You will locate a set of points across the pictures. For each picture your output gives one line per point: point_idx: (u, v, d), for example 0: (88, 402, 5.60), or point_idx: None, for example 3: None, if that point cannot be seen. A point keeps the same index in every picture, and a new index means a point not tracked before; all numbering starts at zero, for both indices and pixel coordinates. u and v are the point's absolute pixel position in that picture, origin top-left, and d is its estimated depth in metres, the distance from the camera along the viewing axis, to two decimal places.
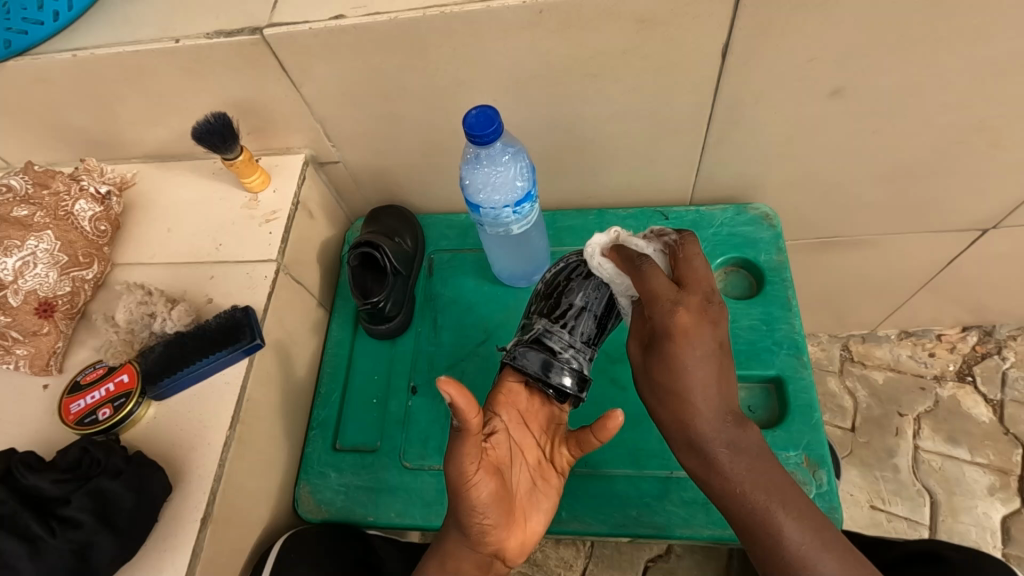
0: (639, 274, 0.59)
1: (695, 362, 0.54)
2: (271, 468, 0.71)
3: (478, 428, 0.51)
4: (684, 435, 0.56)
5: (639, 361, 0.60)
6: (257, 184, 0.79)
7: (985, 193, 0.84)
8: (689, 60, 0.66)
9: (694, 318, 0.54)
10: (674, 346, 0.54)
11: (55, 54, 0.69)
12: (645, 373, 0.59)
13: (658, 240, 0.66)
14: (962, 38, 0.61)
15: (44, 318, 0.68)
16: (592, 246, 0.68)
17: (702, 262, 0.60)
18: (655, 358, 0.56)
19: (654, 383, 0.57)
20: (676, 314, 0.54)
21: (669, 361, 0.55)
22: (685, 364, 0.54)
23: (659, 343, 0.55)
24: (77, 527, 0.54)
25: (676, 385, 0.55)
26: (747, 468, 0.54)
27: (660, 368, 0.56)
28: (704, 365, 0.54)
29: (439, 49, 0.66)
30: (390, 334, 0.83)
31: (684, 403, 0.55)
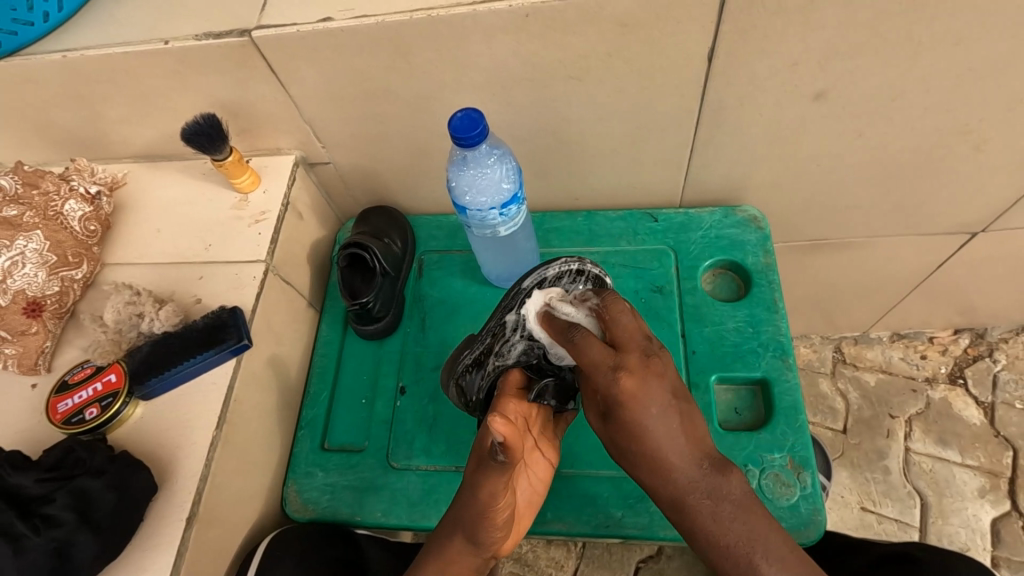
0: (577, 351, 0.53)
1: (655, 417, 0.52)
2: (258, 468, 0.71)
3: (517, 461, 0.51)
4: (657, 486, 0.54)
5: (603, 433, 0.56)
6: (247, 185, 0.79)
7: (973, 196, 0.84)
8: (674, 64, 0.66)
9: (638, 380, 0.51)
10: (626, 410, 0.51)
11: (45, 55, 0.69)
12: (609, 440, 0.56)
13: (583, 304, 0.60)
14: (945, 43, 0.62)
15: (32, 317, 0.68)
16: (528, 311, 0.62)
17: (630, 317, 0.55)
18: (615, 427, 0.53)
19: (623, 451, 0.55)
20: (619, 382, 0.51)
21: (631, 423, 0.52)
22: (641, 417, 0.51)
23: (614, 411, 0.52)
24: (59, 525, 0.54)
25: (645, 449, 0.53)
26: (729, 512, 0.52)
27: (626, 435, 0.53)
28: (659, 415, 0.52)
29: (426, 52, 0.66)
30: (378, 335, 0.83)
31: (649, 457, 0.53)
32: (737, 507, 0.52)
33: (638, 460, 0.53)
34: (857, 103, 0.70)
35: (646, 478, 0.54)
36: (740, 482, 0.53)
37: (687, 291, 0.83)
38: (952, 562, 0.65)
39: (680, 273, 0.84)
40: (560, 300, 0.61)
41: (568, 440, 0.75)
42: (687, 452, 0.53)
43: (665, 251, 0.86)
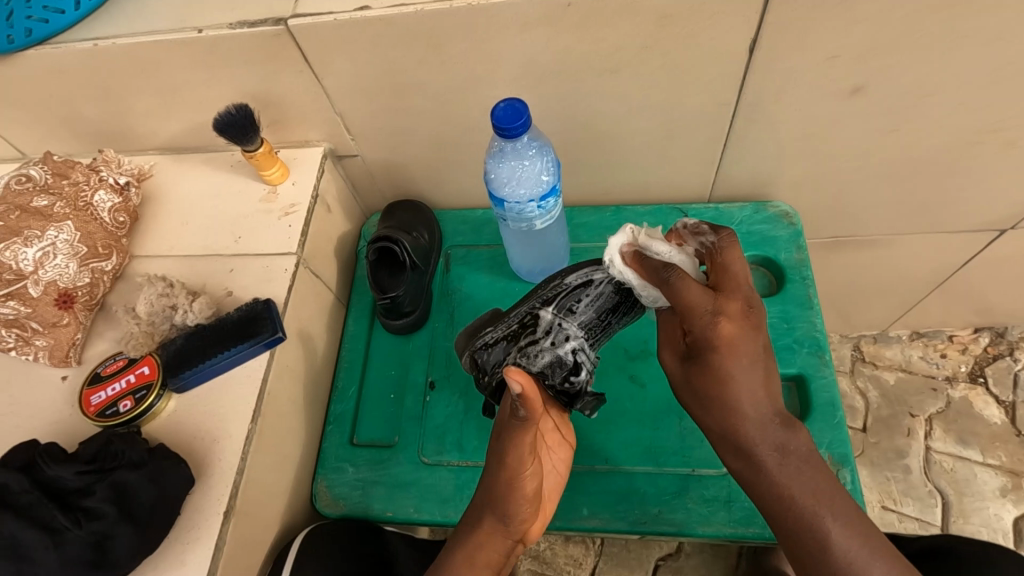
0: (671, 288, 0.57)
1: (744, 367, 0.55)
2: (289, 462, 0.70)
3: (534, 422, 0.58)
4: (720, 429, 0.57)
5: (677, 372, 0.61)
6: (277, 177, 0.78)
7: (1005, 194, 0.84)
8: (714, 56, 0.65)
9: (738, 326, 0.55)
10: (723, 360, 0.55)
11: (75, 43, 0.68)
12: (682, 380, 0.60)
13: (692, 239, 0.64)
14: (991, 36, 0.61)
15: (64, 309, 0.68)
16: (611, 249, 0.63)
17: (741, 265, 0.59)
18: (696, 369, 0.58)
19: (695, 392, 0.59)
20: (718, 324, 0.55)
21: (720, 371, 0.56)
22: (734, 359, 0.55)
23: (702, 352, 0.56)
24: (100, 518, 0.54)
25: (727, 398, 0.56)
26: (796, 468, 0.55)
27: (707, 376, 0.57)
28: (749, 370, 0.56)
29: (465, 43, 0.65)
30: (406, 329, 0.82)
31: (730, 407, 0.56)
32: (803, 463, 0.55)
33: (713, 407, 0.57)
34: (897, 97, 0.69)
35: (711, 421, 0.58)
36: (807, 439, 0.56)
37: None
38: (992, 558, 0.65)
39: None
40: (648, 239, 0.63)
41: (600, 436, 0.74)
42: (762, 402, 0.56)
43: None
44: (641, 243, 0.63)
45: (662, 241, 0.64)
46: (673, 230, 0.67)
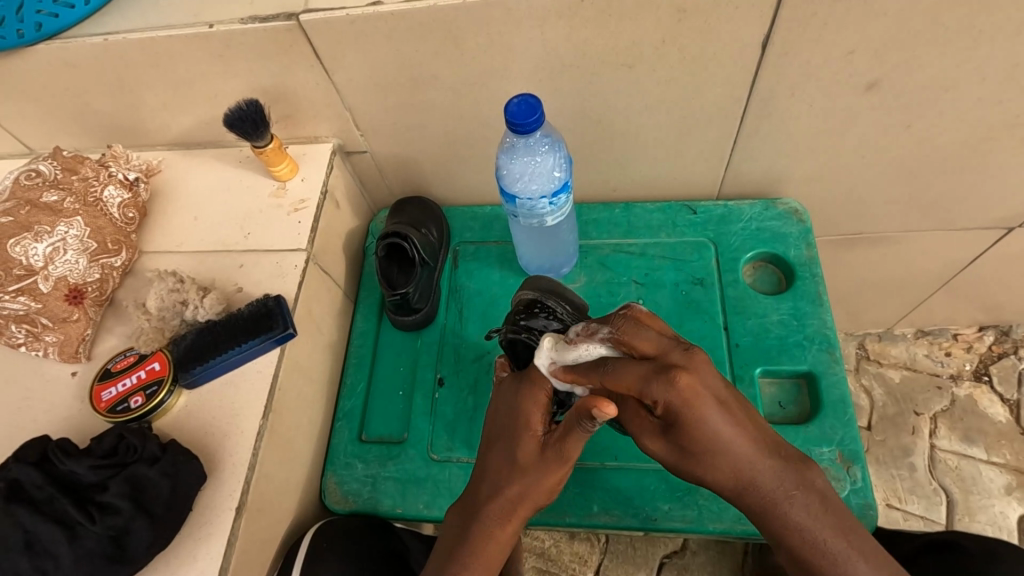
0: (608, 377, 0.54)
1: (714, 408, 0.52)
2: (300, 459, 0.70)
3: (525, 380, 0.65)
4: (726, 479, 0.54)
5: (667, 452, 0.56)
6: (286, 173, 0.78)
7: (1014, 191, 0.84)
8: (726, 52, 0.65)
9: (694, 377, 0.51)
10: (698, 413, 0.51)
11: (87, 38, 0.68)
12: (679, 458, 0.55)
13: (591, 338, 0.58)
14: (1004, 32, 0.61)
15: (74, 305, 0.67)
16: (545, 371, 0.59)
17: (648, 329, 0.55)
18: (682, 443, 0.54)
19: (692, 456, 0.54)
20: (671, 391, 0.51)
21: (697, 425, 0.52)
22: (706, 418, 0.52)
23: (678, 418, 0.52)
24: (115, 513, 0.54)
25: (719, 448, 0.53)
26: (811, 507, 0.53)
27: (693, 443, 0.53)
28: (721, 411, 0.52)
29: (479, 38, 0.65)
30: (416, 326, 0.82)
31: (726, 455, 0.53)
32: (818, 498, 0.54)
33: (712, 459, 0.53)
34: (910, 93, 0.69)
35: (717, 471, 0.54)
36: None
37: (728, 284, 0.82)
38: (1002, 554, 0.65)
39: (721, 265, 0.83)
40: (564, 345, 0.59)
41: (611, 433, 0.74)
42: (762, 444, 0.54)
43: (706, 243, 0.85)
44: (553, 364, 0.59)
45: (575, 342, 0.58)
46: (570, 333, 0.60)
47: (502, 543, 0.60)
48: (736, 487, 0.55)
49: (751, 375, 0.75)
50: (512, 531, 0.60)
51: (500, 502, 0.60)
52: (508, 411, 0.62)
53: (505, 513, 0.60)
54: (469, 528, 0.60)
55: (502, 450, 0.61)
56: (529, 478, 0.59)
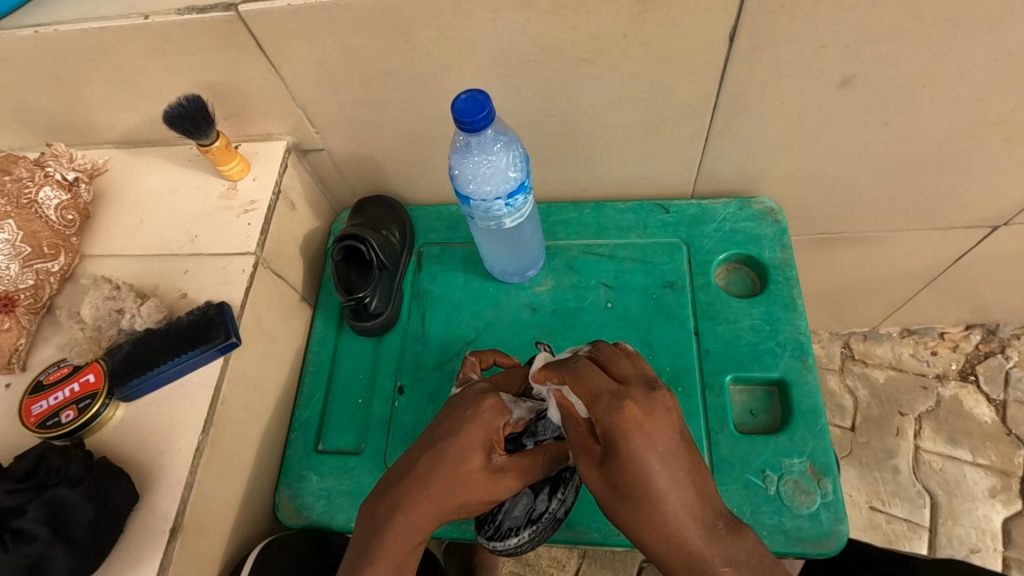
0: (576, 375, 0.53)
1: (658, 459, 0.48)
2: (247, 473, 0.67)
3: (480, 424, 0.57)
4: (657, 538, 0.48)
5: (599, 483, 0.51)
6: (236, 173, 0.75)
7: (998, 189, 0.80)
8: (694, 44, 0.62)
9: (644, 409, 0.49)
10: (638, 450, 0.48)
11: (15, 30, 0.64)
12: (605, 494, 0.51)
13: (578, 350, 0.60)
14: (979, 26, 0.58)
15: (5, 313, 0.64)
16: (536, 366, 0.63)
17: (628, 361, 0.54)
18: (614, 472, 0.49)
19: (620, 497, 0.49)
20: (620, 409, 0.49)
21: (633, 463, 0.48)
22: (640, 454, 0.48)
23: (615, 449, 0.49)
24: (31, 541, 0.51)
25: (650, 498, 0.48)
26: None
27: (629, 478, 0.48)
28: (661, 460, 0.48)
29: (430, 31, 0.61)
30: (376, 332, 0.79)
31: (659, 512, 0.48)
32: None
33: (641, 507, 0.48)
34: (888, 89, 0.65)
35: (648, 530, 0.48)
36: None
37: (700, 287, 0.79)
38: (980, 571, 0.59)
39: (693, 268, 0.80)
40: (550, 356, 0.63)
41: None
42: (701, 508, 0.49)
43: (677, 244, 0.82)
44: (512, 402, 0.59)
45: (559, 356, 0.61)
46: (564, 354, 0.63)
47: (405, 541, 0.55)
48: (671, 552, 0.48)
49: (721, 383, 0.72)
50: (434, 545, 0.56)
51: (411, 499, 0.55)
52: (458, 415, 0.58)
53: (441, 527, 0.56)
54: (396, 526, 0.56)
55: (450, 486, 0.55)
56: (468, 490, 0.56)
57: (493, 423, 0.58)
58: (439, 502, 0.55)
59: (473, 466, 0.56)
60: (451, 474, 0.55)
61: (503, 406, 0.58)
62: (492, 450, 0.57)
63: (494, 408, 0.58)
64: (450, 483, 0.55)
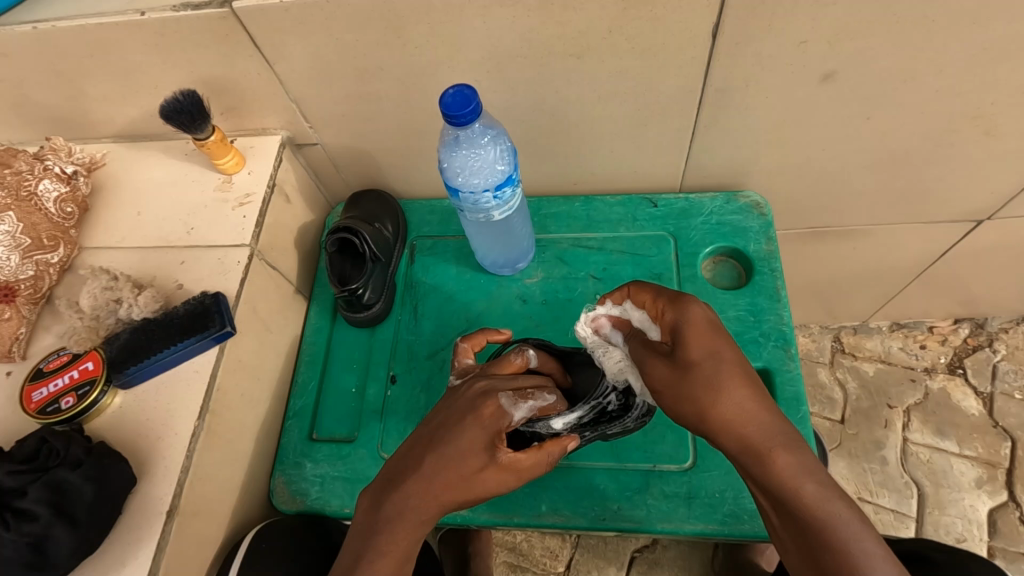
0: (642, 283, 0.62)
1: (718, 341, 0.54)
2: (242, 459, 0.69)
3: (478, 426, 0.58)
4: (723, 420, 0.52)
5: (664, 375, 0.55)
6: (232, 166, 0.76)
7: (979, 184, 0.82)
8: (678, 40, 0.63)
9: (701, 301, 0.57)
10: (699, 329, 0.54)
11: (15, 26, 0.65)
12: (670, 385, 0.55)
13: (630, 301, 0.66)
14: (954, 22, 0.59)
15: (6, 303, 0.66)
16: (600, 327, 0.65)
17: None
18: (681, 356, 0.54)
19: (688, 379, 0.53)
20: (682, 302, 0.56)
21: (697, 342, 0.54)
22: (698, 331, 0.54)
23: (681, 334, 0.55)
24: (32, 520, 0.53)
25: (711, 378, 0.52)
26: (797, 463, 0.50)
27: (692, 356, 0.54)
28: (721, 338, 0.54)
29: (420, 27, 0.63)
30: (370, 322, 0.81)
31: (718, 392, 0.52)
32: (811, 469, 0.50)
33: (707, 390, 0.52)
34: (869, 83, 0.67)
35: (716, 409, 0.52)
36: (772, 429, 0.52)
37: (687, 279, 0.80)
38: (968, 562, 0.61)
39: (680, 260, 0.82)
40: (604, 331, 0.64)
41: None
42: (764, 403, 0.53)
43: (665, 237, 0.83)
44: (512, 405, 0.60)
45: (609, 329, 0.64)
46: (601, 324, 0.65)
47: (412, 536, 0.56)
48: (738, 433, 0.52)
49: None
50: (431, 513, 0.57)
51: (430, 491, 0.56)
52: (452, 421, 0.58)
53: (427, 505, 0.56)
54: (383, 507, 0.57)
55: (434, 476, 0.56)
56: (468, 492, 0.57)
57: (488, 426, 0.58)
58: (441, 496, 0.56)
59: (468, 471, 0.56)
60: (454, 480, 0.56)
61: (501, 411, 0.59)
62: (495, 449, 0.57)
63: (495, 415, 0.59)
64: (452, 483, 0.56)
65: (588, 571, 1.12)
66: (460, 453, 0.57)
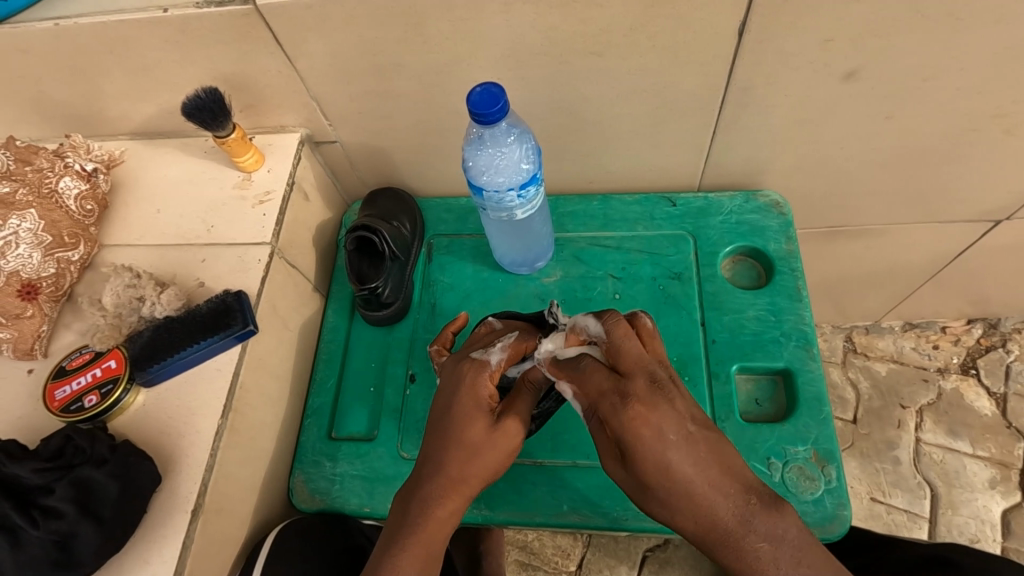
0: (600, 359, 0.54)
1: (674, 448, 0.50)
2: (263, 457, 0.69)
3: (468, 385, 0.60)
4: (693, 529, 0.51)
5: (629, 481, 0.53)
6: (251, 164, 0.76)
7: (1000, 183, 0.82)
8: (703, 38, 0.63)
9: (650, 405, 0.51)
10: (649, 446, 0.50)
11: (36, 22, 0.65)
12: (635, 492, 0.53)
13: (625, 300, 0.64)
14: (983, 20, 0.59)
15: (28, 300, 0.66)
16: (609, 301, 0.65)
17: (635, 342, 0.55)
18: (637, 470, 0.51)
19: (650, 496, 0.52)
20: (626, 410, 0.51)
21: (651, 461, 0.50)
22: (680, 491, 0.50)
23: (632, 452, 0.51)
24: (59, 518, 0.53)
25: (678, 486, 0.50)
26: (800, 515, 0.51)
27: (652, 475, 0.51)
28: (679, 446, 0.50)
29: (444, 24, 0.62)
30: (387, 321, 0.80)
31: (684, 500, 0.50)
32: None
33: (671, 498, 0.51)
34: (894, 81, 0.66)
35: (678, 520, 0.52)
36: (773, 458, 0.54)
37: (706, 278, 0.80)
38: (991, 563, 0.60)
39: (699, 259, 0.81)
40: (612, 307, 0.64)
41: (580, 432, 0.73)
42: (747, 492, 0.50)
43: (684, 236, 0.83)
44: (484, 353, 0.62)
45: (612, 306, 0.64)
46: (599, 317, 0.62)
47: (433, 538, 0.57)
48: (702, 537, 0.51)
49: (727, 372, 0.74)
50: (456, 505, 0.58)
51: (443, 476, 0.58)
52: (446, 395, 0.61)
53: (448, 494, 0.58)
54: (403, 509, 0.58)
55: (443, 451, 0.58)
56: (480, 456, 0.58)
57: (478, 381, 0.60)
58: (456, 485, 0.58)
59: (477, 436, 0.58)
60: (462, 450, 0.58)
61: (477, 362, 0.61)
62: (489, 402, 0.60)
63: (472, 368, 0.61)
64: (464, 456, 0.58)
65: (599, 570, 1.12)
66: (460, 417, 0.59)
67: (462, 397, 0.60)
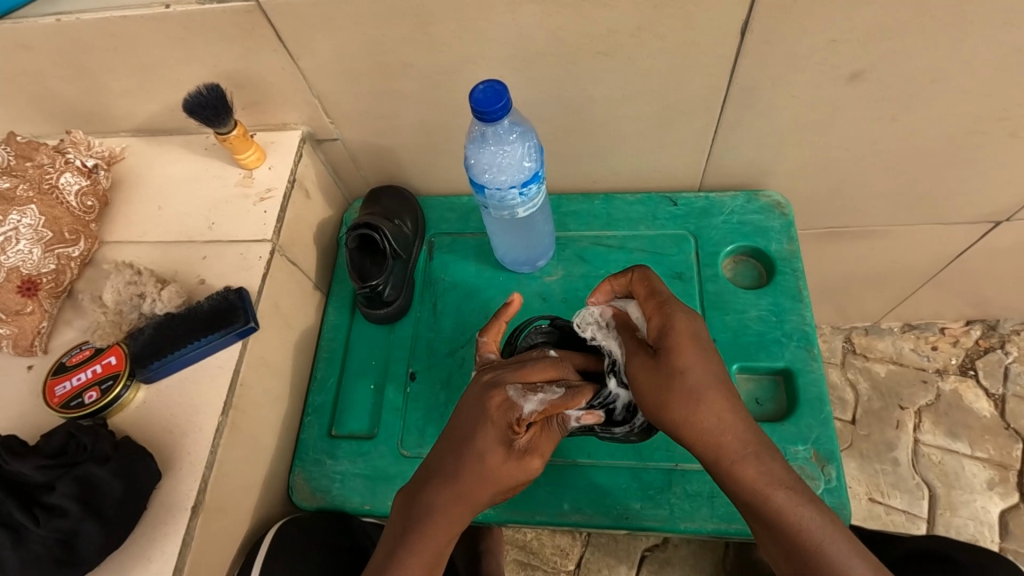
0: (641, 276, 0.63)
1: (695, 351, 0.57)
2: (263, 455, 0.69)
3: (495, 424, 0.59)
4: (706, 429, 0.56)
5: (646, 383, 0.59)
6: (252, 161, 0.76)
7: (1002, 185, 0.82)
8: (706, 36, 0.63)
9: (687, 316, 0.59)
10: (680, 342, 0.57)
11: (38, 18, 0.65)
12: (653, 398, 0.58)
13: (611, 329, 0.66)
14: (986, 22, 0.59)
15: (28, 297, 0.66)
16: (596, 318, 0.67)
17: None
18: (658, 368, 0.58)
19: (668, 401, 0.57)
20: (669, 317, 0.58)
21: (676, 352, 0.57)
22: (694, 400, 0.56)
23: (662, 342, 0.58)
24: (62, 516, 0.53)
25: (690, 388, 0.57)
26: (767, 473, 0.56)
27: (668, 374, 0.57)
28: (701, 359, 0.57)
29: (447, 23, 0.62)
30: (389, 319, 0.80)
31: (693, 408, 0.57)
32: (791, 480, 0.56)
33: (685, 404, 0.57)
34: (896, 83, 0.66)
35: (685, 428, 0.57)
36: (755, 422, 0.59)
37: (708, 278, 0.80)
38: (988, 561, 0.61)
39: (701, 259, 0.81)
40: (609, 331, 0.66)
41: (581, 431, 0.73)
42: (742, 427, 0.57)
43: (686, 236, 0.83)
44: (521, 396, 0.59)
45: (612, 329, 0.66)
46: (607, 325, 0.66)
47: (437, 546, 0.57)
48: (704, 449, 0.57)
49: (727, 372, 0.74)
50: (462, 517, 0.59)
51: (453, 485, 0.58)
52: (469, 417, 0.60)
53: (454, 506, 0.58)
54: (409, 515, 0.58)
55: (457, 463, 0.59)
56: (497, 480, 0.59)
57: (502, 421, 0.59)
58: (465, 498, 0.58)
59: (495, 461, 0.58)
60: (478, 466, 0.58)
61: (510, 402, 0.59)
62: (512, 436, 0.59)
63: (503, 405, 0.59)
64: (479, 474, 0.58)
65: (598, 570, 1.12)
66: (479, 447, 0.58)
67: (484, 432, 0.59)
